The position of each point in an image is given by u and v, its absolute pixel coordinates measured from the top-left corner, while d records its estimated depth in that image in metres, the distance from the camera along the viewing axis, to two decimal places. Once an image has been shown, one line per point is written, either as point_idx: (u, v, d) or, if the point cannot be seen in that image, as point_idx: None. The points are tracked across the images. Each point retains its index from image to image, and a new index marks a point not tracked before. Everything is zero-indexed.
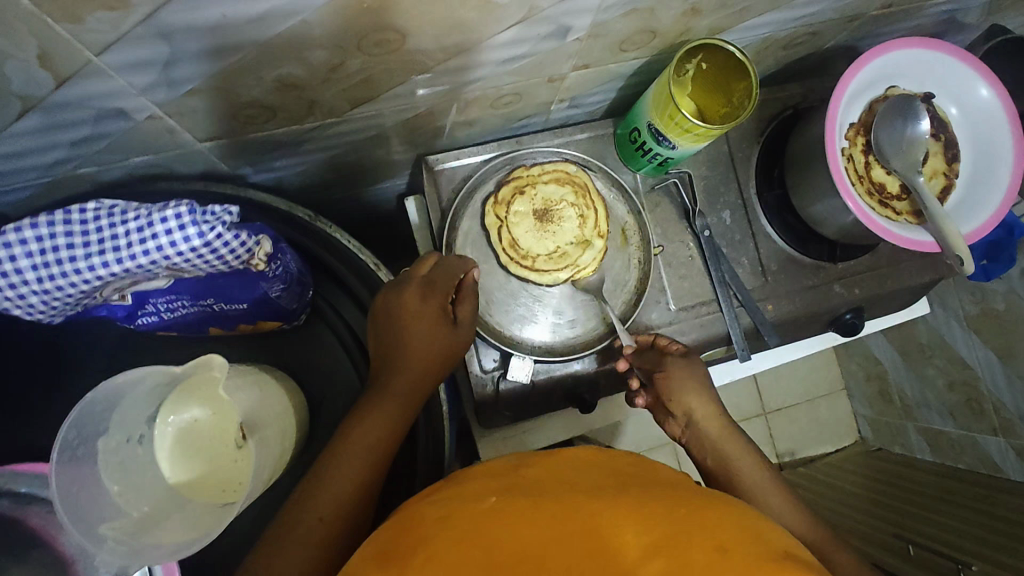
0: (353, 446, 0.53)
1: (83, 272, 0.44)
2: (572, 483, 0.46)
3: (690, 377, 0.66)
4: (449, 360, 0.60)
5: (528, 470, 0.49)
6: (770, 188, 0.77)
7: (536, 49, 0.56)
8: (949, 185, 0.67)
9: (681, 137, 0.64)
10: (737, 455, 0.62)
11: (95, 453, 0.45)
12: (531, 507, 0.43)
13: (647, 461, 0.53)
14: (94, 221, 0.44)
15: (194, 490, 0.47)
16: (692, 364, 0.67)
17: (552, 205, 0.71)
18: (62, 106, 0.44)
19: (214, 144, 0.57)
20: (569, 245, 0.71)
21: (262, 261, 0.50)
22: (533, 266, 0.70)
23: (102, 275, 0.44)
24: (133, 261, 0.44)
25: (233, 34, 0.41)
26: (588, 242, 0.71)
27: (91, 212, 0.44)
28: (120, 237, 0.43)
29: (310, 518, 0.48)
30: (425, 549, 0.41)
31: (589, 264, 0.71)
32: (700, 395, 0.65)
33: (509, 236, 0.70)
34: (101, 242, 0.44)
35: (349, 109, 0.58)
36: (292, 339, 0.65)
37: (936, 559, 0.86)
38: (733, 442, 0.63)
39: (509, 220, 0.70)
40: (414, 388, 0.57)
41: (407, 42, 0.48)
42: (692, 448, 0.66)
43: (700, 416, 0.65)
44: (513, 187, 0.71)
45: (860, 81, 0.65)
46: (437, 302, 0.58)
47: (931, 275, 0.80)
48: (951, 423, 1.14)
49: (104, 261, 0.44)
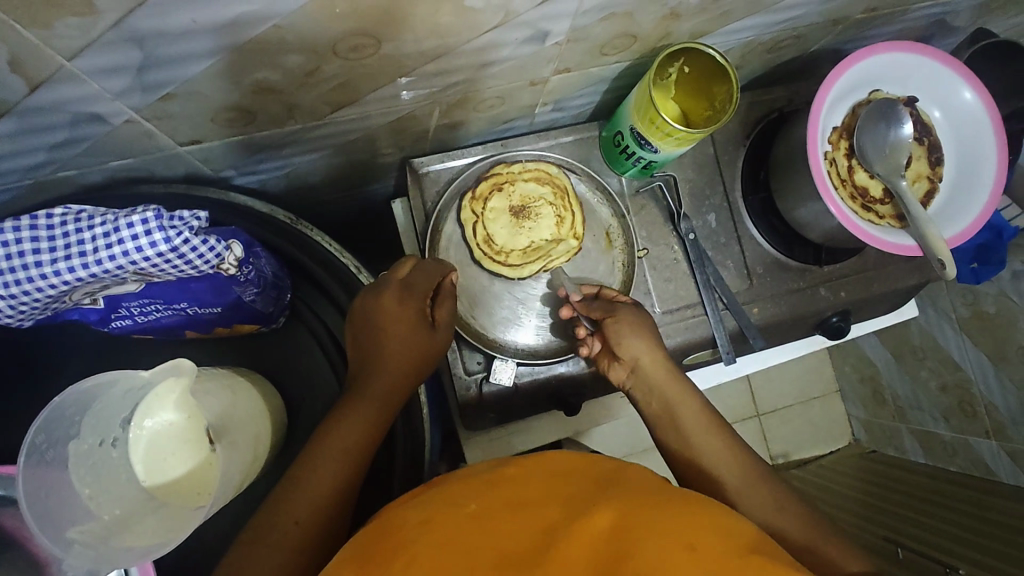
0: (330, 450, 0.52)
1: (50, 276, 0.44)
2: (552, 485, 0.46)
3: (638, 322, 0.65)
4: (426, 362, 0.60)
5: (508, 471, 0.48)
6: (756, 191, 0.77)
7: (516, 52, 0.56)
8: (932, 188, 0.67)
9: (662, 141, 0.64)
10: (682, 402, 0.61)
11: (65, 457, 0.46)
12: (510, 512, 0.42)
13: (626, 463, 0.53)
14: (60, 225, 0.44)
15: (166, 492, 0.48)
16: (640, 311, 0.66)
17: (530, 202, 0.71)
18: (37, 111, 0.44)
19: (194, 148, 0.57)
20: (545, 241, 0.71)
21: (232, 266, 0.50)
22: (506, 261, 0.71)
23: (69, 280, 0.45)
24: (99, 266, 0.44)
25: (206, 39, 0.42)
26: (563, 240, 0.71)
27: (58, 217, 0.44)
28: (87, 242, 0.44)
29: (285, 523, 0.48)
30: (405, 552, 0.40)
31: (561, 258, 0.71)
32: (648, 340, 0.64)
33: (484, 232, 0.71)
34: (67, 246, 0.44)
35: (329, 112, 0.58)
36: (275, 341, 0.66)
37: (924, 563, 0.85)
38: (679, 389, 0.61)
39: (485, 215, 0.71)
40: (392, 391, 0.57)
41: (384, 47, 0.48)
42: (636, 395, 0.64)
43: (647, 360, 0.63)
44: (491, 183, 0.71)
45: (844, 84, 0.65)
46: (415, 305, 0.59)
47: (917, 278, 0.80)
48: (943, 426, 1.13)
49: (71, 266, 0.44)
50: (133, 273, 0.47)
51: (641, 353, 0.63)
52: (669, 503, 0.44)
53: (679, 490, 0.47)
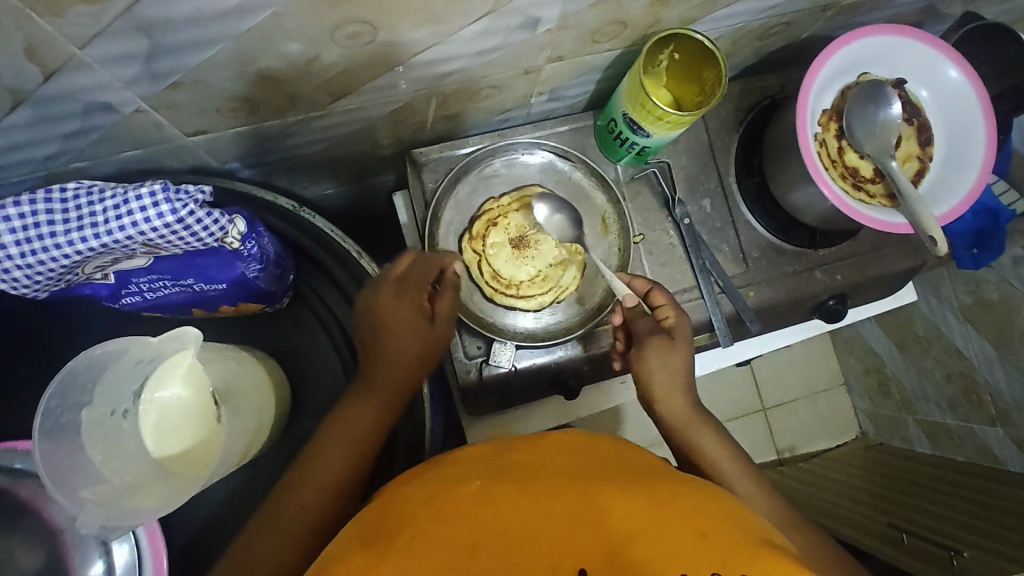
0: (336, 441, 0.54)
1: (63, 247, 0.46)
2: (549, 463, 0.48)
3: (665, 361, 0.63)
4: (431, 353, 0.61)
5: (511, 453, 0.50)
6: (749, 176, 0.79)
7: (510, 40, 0.58)
8: (922, 168, 0.68)
9: (655, 126, 0.66)
10: (704, 437, 0.61)
11: (78, 423, 0.48)
12: (515, 491, 0.44)
13: (622, 443, 0.54)
14: (73, 198, 0.46)
15: (175, 463, 0.50)
16: (674, 343, 0.63)
17: (526, 231, 0.74)
18: (53, 99, 0.47)
19: (201, 139, 0.60)
20: (554, 271, 0.74)
21: (236, 239, 0.52)
22: (518, 292, 0.73)
23: (80, 249, 0.47)
24: (109, 236, 0.46)
25: (209, 27, 0.44)
26: (565, 266, 0.74)
27: (71, 191, 0.46)
28: (98, 213, 0.46)
29: (292, 507, 0.50)
30: (411, 528, 0.42)
31: (570, 284, 0.74)
32: (671, 380, 0.62)
33: (491, 270, 0.73)
34: (79, 218, 0.46)
35: (329, 101, 0.60)
36: (277, 325, 0.68)
37: (931, 549, 0.86)
38: (702, 427, 0.62)
39: (491, 253, 0.73)
40: (397, 385, 0.58)
41: (380, 35, 0.50)
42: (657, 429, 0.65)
43: (666, 401, 0.62)
44: (486, 221, 0.74)
45: (831, 69, 0.67)
46: (412, 299, 0.60)
47: (913, 261, 0.80)
48: (950, 414, 1.13)
49: (82, 236, 0.46)
50: (141, 245, 0.49)
51: (673, 388, 0.62)
52: (671, 489, 0.45)
53: (683, 478, 0.49)
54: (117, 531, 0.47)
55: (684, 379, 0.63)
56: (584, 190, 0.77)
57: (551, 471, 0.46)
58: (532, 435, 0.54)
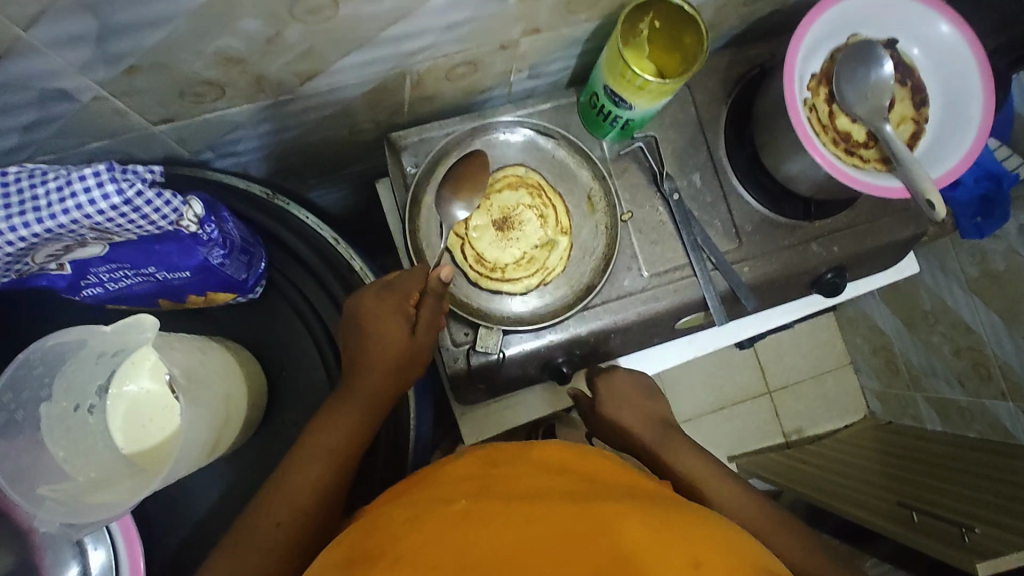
0: (314, 450, 0.56)
1: (5, 233, 0.45)
2: (539, 483, 0.46)
3: (617, 400, 0.70)
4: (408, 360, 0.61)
5: (503, 469, 0.48)
6: (740, 147, 0.76)
7: (479, 13, 0.56)
8: (918, 131, 0.66)
9: (636, 96, 0.64)
10: (682, 454, 0.64)
11: (36, 419, 0.50)
12: (500, 510, 0.42)
13: (622, 464, 0.53)
14: (14, 182, 0.45)
15: (143, 458, 0.51)
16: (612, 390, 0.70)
17: (510, 212, 0.73)
18: (5, 88, 0.45)
19: (168, 127, 0.58)
20: (540, 251, 0.73)
21: (192, 223, 0.51)
22: (503, 275, 0.72)
23: (24, 236, 0.45)
24: (53, 221, 0.45)
25: (158, 4, 0.42)
26: (553, 244, 0.73)
27: (13, 174, 0.45)
28: (40, 198, 0.44)
29: (266, 524, 0.52)
30: (394, 544, 0.40)
31: (556, 265, 0.73)
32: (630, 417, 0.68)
33: (474, 253, 0.72)
34: (21, 203, 0.44)
35: (298, 83, 0.58)
36: (256, 318, 0.66)
37: (938, 525, 0.84)
38: (674, 446, 0.65)
39: (474, 235, 0.71)
40: (376, 394, 0.59)
41: (341, 9, 0.48)
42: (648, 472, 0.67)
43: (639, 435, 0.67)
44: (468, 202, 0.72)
45: (818, 30, 0.64)
46: (394, 304, 0.59)
47: (913, 228, 0.78)
48: (959, 391, 1.09)
49: (25, 222, 0.45)
50: (90, 229, 0.47)
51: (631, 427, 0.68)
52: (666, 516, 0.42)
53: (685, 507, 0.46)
54: (78, 530, 0.48)
55: (640, 417, 0.68)
56: (567, 166, 0.76)
57: (541, 492, 0.44)
58: (522, 450, 0.52)
